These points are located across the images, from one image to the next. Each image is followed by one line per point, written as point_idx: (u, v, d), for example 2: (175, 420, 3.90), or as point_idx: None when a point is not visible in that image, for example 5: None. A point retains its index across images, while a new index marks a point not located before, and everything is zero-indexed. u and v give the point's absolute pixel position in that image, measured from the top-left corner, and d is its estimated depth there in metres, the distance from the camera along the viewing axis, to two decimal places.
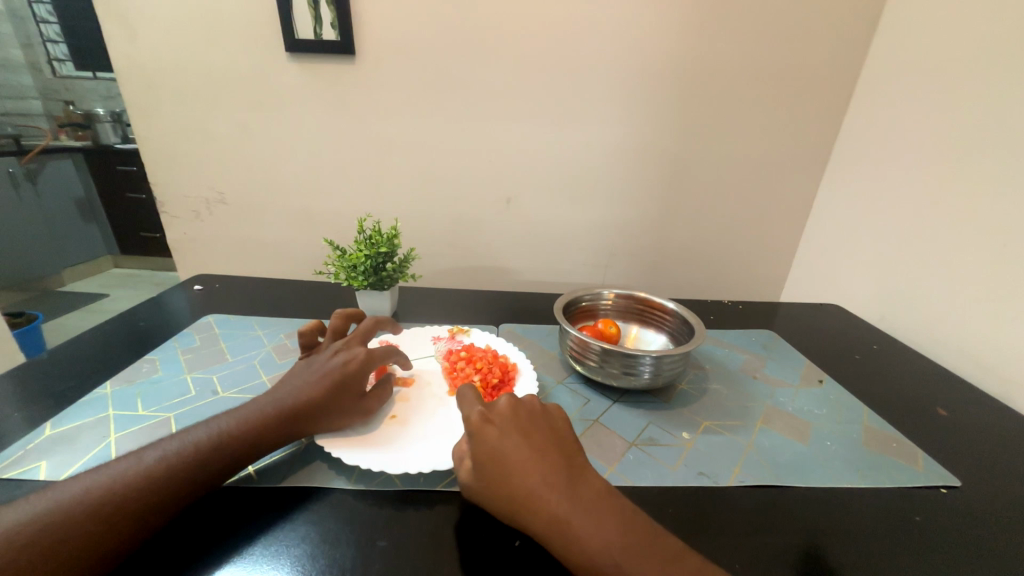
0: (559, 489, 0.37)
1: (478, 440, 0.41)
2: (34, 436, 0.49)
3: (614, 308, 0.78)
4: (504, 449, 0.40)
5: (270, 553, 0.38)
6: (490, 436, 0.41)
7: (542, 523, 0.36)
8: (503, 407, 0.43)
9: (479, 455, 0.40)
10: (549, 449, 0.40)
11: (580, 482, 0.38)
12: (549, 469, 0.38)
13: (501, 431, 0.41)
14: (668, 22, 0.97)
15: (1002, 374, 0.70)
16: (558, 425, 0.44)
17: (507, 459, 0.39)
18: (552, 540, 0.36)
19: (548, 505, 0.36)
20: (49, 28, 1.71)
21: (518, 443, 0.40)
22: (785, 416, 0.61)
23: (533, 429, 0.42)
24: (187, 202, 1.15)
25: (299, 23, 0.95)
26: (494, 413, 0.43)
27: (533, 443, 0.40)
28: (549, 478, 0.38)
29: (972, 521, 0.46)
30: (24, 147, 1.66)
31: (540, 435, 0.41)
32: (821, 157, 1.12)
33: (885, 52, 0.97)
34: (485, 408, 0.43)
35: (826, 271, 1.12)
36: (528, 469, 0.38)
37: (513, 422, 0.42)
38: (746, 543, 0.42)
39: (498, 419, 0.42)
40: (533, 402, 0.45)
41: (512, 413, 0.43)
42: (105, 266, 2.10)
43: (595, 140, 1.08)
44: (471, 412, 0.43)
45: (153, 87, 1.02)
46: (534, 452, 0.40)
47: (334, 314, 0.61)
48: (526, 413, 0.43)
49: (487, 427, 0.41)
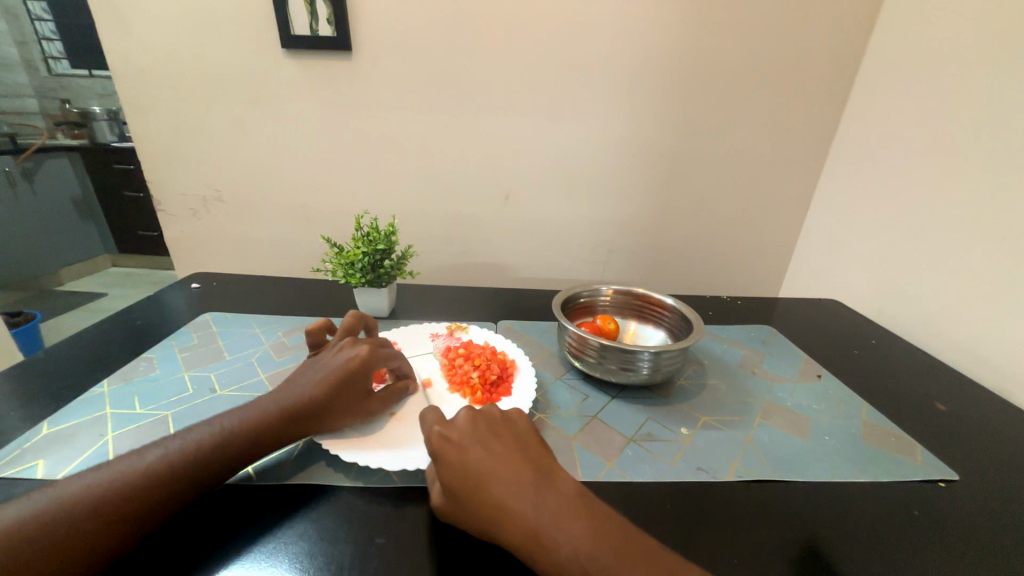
0: (527, 500, 0.37)
1: (441, 460, 0.40)
2: (31, 435, 0.49)
3: (613, 304, 0.78)
4: (469, 464, 0.40)
5: (268, 552, 0.38)
6: (451, 455, 0.40)
7: (518, 536, 0.36)
8: (461, 423, 0.43)
9: (444, 474, 0.40)
10: (513, 460, 0.41)
11: (547, 489, 0.38)
12: (515, 479, 0.39)
13: (460, 448, 0.41)
14: (665, 16, 0.97)
15: (1001, 368, 0.70)
16: (522, 436, 0.44)
17: (473, 473, 0.39)
18: (529, 553, 0.35)
19: (520, 519, 0.37)
20: (43, 25, 1.70)
21: (480, 458, 0.40)
22: (783, 410, 0.62)
23: (495, 440, 0.42)
24: (184, 200, 1.15)
25: (295, 19, 0.94)
26: (454, 430, 0.43)
27: (495, 455, 0.41)
28: (517, 488, 0.38)
29: (970, 514, 0.46)
30: (21, 146, 1.64)
31: (501, 445, 0.42)
32: (819, 152, 1.12)
33: (882, 47, 0.97)
34: (444, 426, 0.43)
35: (826, 266, 1.12)
36: (494, 484, 0.38)
37: (475, 435, 0.42)
38: (746, 538, 0.42)
39: (457, 435, 0.42)
40: (492, 415, 0.45)
41: (471, 427, 0.43)
42: (104, 265, 2.09)
43: (594, 136, 1.08)
44: (430, 432, 0.42)
45: (148, 84, 1.02)
46: (498, 465, 0.40)
47: (347, 314, 0.62)
48: (485, 425, 0.44)
49: (447, 446, 0.41)
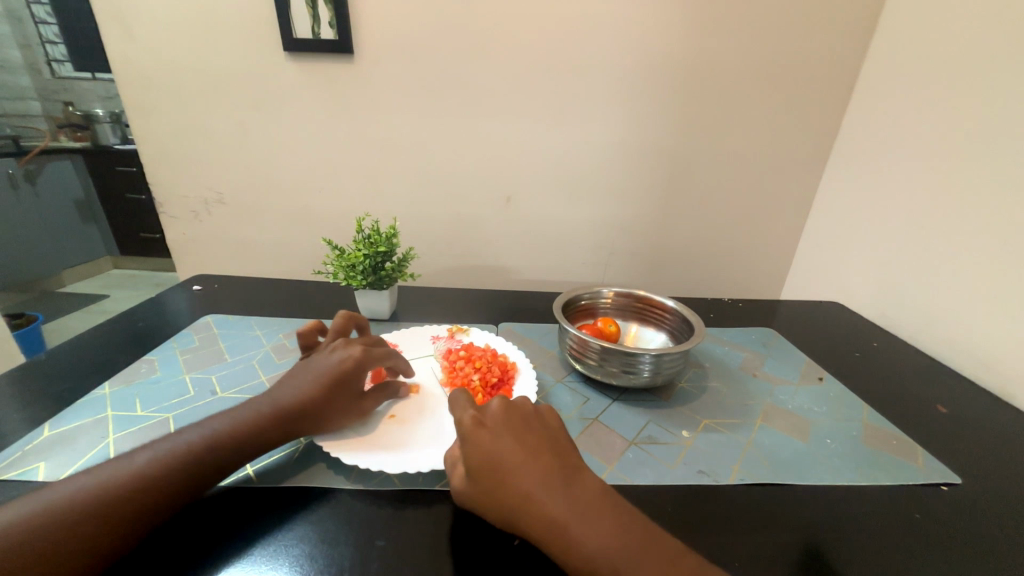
0: (555, 491, 0.37)
1: (472, 443, 0.41)
2: (33, 436, 0.49)
3: (614, 307, 0.78)
4: (500, 450, 0.40)
5: (268, 554, 0.38)
6: (483, 439, 0.41)
7: (541, 526, 0.36)
8: (495, 410, 0.44)
9: (474, 458, 0.40)
10: (544, 451, 0.41)
11: (576, 483, 0.38)
12: (544, 470, 0.39)
13: (493, 433, 0.41)
14: (666, 20, 0.97)
15: (1003, 371, 0.70)
16: (554, 429, 0.44)
17: (502, 461, 0.39)
18: (551, 543, 0.36)
19: (546, 509, 0.37)
20: (47, 29, 1.67)
21: (511, 445, 0.40)
22: (785, 413, 0.62)
23: (526, 430, 0.43)
24: (185, 202, 1.15)
25: (298, 23, 0.95)
26: (488, 417, 0.43)
27: (526, 444, 0.41)
28: (545, 479, 0.38)
29: (972, 517, 0.46)
30: (24, 147, 1.66)
31: (533, 436, 0.42)
32: (820, 154, 1.12)
33: (882, 50, 0.97)
34: (478, 413, 0.44)
35: (827, 268, 1.12)
36: (523, 472, 0.39)
37: (508, 423, 0.43)
38: (746, 541, 0.42)
39: (490, 423, 0.43)
40: (526, 406, 0.45)
41: (505, 415, 0.43)
42: (105, 266, 2.09)
43: (595, 138, 1.08)
44: (464, 416, 0.43)
45: (151, 87, 1.02)
46: (528, 454, 0.40)
47: (337, 315, 0.61)
48: (519, 415, 0.44)
49: (480, 431, 0.42)
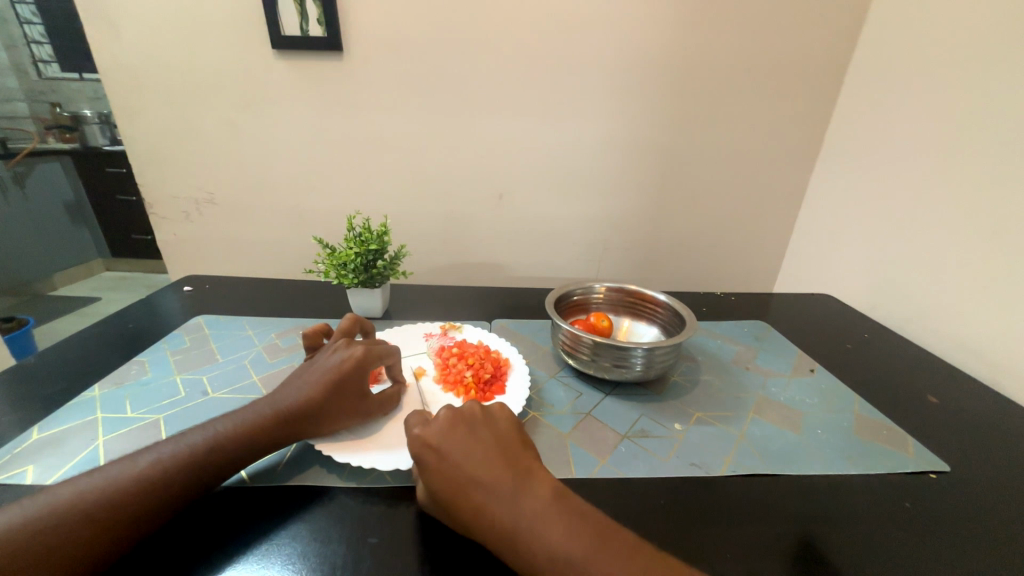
0: (506, 502, 0.37)
1: (422, 464, 0.41)
2: (21, 440, 0.48)
3: (606, 301, 0.78)
4: (448, 468, 0.39)
5: (260, 554, 0.38)
6: (431, 458, 0.40)
7: (496, 538, 0.36)
8: (440, 424, 0.43)
9: (427, 477, 0.40)
10: (493, 460, 0.40)
11: (526, 489, 0.38)
12: (494, 482, 0.38)
13: (441, 450, 0.41)
14: (657, 13, 0.97)
15: (992, 360, 0.71)
16: (504, 432, 0.43)
17: (452, 477, 0.39)
18: (508, 553, 0.36)
19: (499, 520, 0.36)
20: (32, 29, 1.60)
21: (458, 460, 0.40)
22: (776, 405, 0.62)
23: (475, 441, 0.41)
24: (176, 202, 1.14)
25: (286, 20, 0.94)
26: (434, 431, 0.42)
27: (475, 457, 0.40)
28: (495, 491, 0.38)
29: (961, 505, 0.47)
30: (13, 151, 1.63)
31: (484, 447, 0.41)
32: (811, 147, 1.12)
33: (872, 42, 0.98)
34: (423, 428, 0.42)
35: (819, 260, 1.12)
36: (473, 487, 0.38)
37: (454, 437, 0.42)
38: (740, 533, 0.42)
39: (437, 438, 0.42)
40: (473, 412, 0.44)
41: (451, 429, 0.42)
42: (98, 269, 2.06)
43: (587, 133, 1.08)
44: (410, 436, 0.42)
45: (140, 86, 1.01)
46: (477, 466, 0.39)
47: (344, 317, 0.62)
48: (467, 425, 0.43)
49: (427, 449, 0.41)
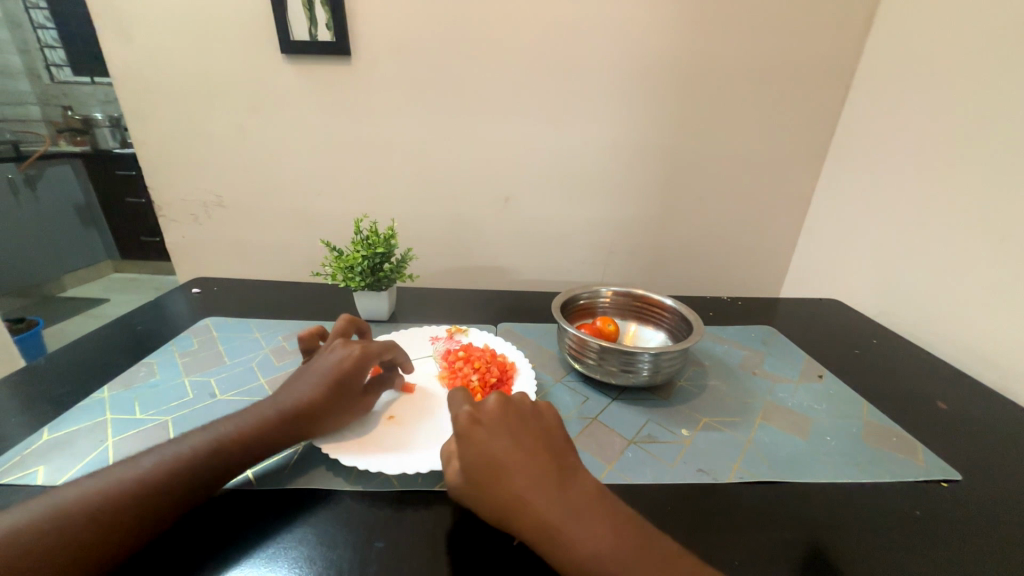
0: (550, 493, 0.37)
1: (467, 442, 0.40)
2: (32, 441, 0.49)
3: (612, 305, 0.78)
4: (494, 451, 0.39)
5: (267, 555, 0.38)
6: (479, 438, 0.40)
7: (532, 525, 0.36)
8: (492, 407, 0.43)
9: (468, 455, 0.39)
10: (539, 452, 0.40)
11: (570, 484, 0.38)
12: (539, 472, 0.38)
13: (490, 432, 0.40)
14: (663, 17, 0.97)
15: (1004, 367, 0.70)
16: (551, 426, 0.43)
17: (497, 460, 0.39)
18: (542, 542, 0.35)
19: (540, 509, 0.36)
20: (46, 34, 1.65)
21: (507, 445, 0.40)
22: (784, 411, 0.62)
23: (523, 430, 0.42)
24: (185, 205, 1.15)
25: (294, 25, 0.95)
26: (484, 413, 0.42)
27: (524, 445, 0.40)
28: (540, 481, 0.38)
29: (973, 514, 0.46)
30: (25, 154, 1.65)
31: (532, 438, 0.41)
32: (818, 151, 1.12)
33: (880, 46, 0.97)
34: (474, 409, 0.42)
35: (826, 264, 1.12)
36: (518, 473, 0.38)
37: (504, 422, 0.41)
38: (747, 541, 0.42)
39: (487, 420, 0.41)
40: (523, 403, 0.44)
41: (502, 414, 0.42)
42: (107, 270, 2.07)
43: (592, 136, 1.08)
44: (460, 413, 0.41)
45: (150, 90, 1.02)
46: (524, 453, 0.39)
47: (340, 318, 0.62)
48: (515, 413, 0.43)
49: (476, 429, 0.40)
